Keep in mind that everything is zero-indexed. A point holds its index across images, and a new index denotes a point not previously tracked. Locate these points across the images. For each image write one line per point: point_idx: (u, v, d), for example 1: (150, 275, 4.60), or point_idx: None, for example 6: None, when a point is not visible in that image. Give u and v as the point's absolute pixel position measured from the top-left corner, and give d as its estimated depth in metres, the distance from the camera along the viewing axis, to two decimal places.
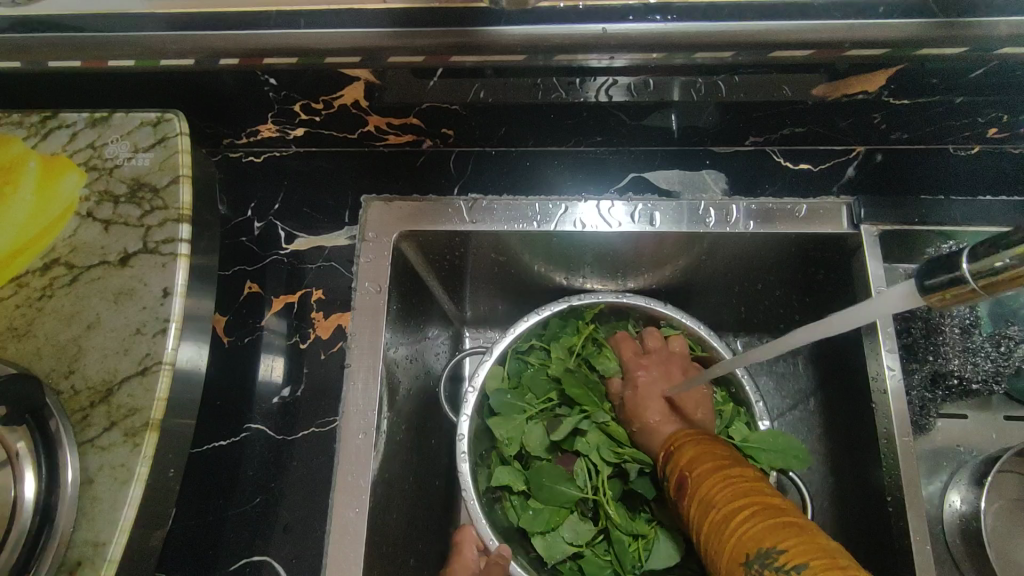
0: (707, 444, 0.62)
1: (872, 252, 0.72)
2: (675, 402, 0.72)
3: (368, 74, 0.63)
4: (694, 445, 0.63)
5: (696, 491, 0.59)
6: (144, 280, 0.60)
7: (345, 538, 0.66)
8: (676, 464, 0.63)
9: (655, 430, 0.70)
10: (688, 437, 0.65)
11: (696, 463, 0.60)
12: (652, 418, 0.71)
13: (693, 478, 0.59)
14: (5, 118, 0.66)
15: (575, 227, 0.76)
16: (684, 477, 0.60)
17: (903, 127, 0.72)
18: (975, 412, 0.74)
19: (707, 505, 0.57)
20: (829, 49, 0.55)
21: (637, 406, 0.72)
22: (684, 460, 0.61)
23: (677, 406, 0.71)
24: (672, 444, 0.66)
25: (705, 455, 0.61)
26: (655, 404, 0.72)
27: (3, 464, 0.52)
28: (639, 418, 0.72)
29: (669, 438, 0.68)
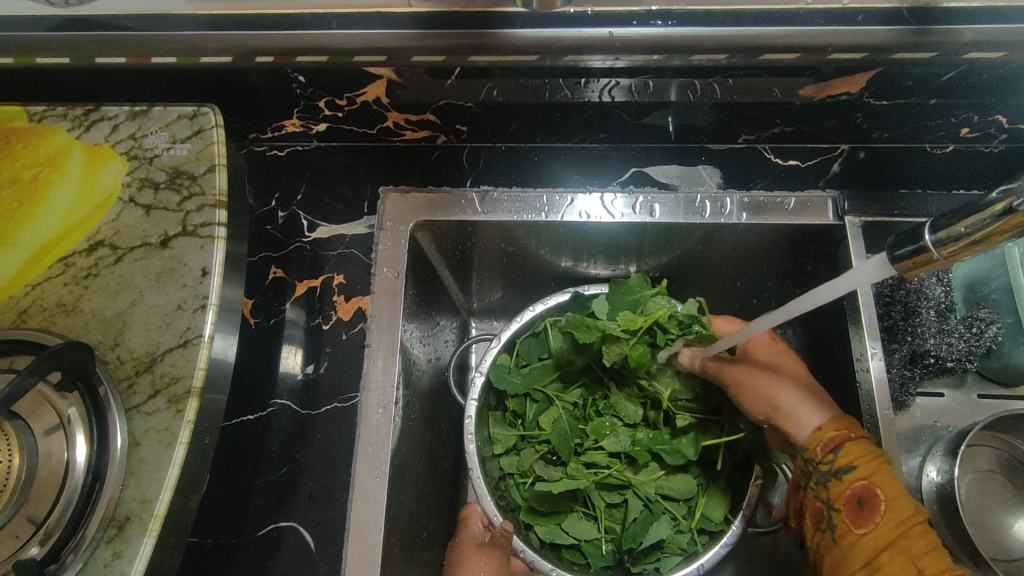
0: (874, 471, 0.60)
1: (855, 244, 0.78)
2: (807, 388, 0.67)
3: (389, 72, 0.68)
4: (870, 464, 0.60)
5: (884, 523, 0.58)
6: (183, 260, 0.64)
7: (366, 505, 0.70)
8: (846, 476, 0.61)
9: (797, 422, 0.65)
10: (848, 439, 0.62)
11: (890, 491, 0.59)
12: (789, 407, 0.66)
13: (888, 503, 0.59)
14: (51, 111, 0.71)
15: (580, 218, 0.82)
16: (870, 498, 0.59)
17: (884, 127, 0.78)
18: (951, 391, 0.79)
19: (891, 549, 0.57)
20: (814, 53, 0.61)
21: (760, 392, 0.68)
22: (873, 479, 0.60)
23: (807, 390, 0.67)
24: (824, 441, 0.63)
25: (883, 480, 0.60)
26: (788, 391, 0.66)
27: (58, 427, 0.58)
28: (766, 401, 0.67)
29: (810, 438, 0.64)
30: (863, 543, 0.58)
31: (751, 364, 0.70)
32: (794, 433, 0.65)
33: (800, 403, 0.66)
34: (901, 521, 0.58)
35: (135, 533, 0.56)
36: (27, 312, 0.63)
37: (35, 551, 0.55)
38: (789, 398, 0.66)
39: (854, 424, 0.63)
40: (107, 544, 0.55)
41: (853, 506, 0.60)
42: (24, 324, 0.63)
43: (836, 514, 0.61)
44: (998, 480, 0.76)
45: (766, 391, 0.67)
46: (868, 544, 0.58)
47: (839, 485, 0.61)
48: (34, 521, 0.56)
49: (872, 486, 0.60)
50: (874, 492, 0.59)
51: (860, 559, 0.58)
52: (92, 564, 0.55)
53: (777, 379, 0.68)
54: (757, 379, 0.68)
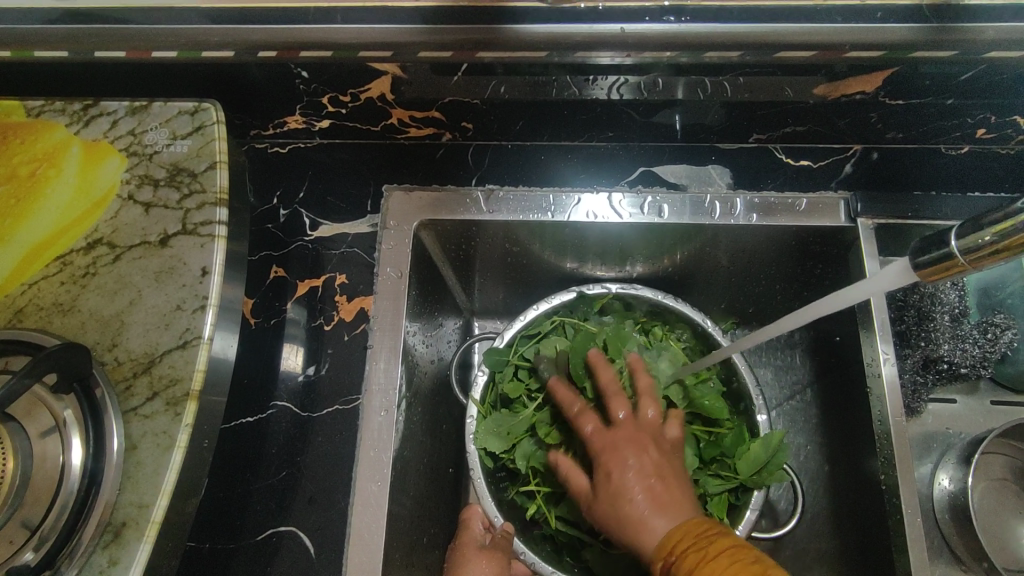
0: (722, 553, 0.55)
1: (868, 247, 0.76)
2: (660, 470, 0.62)
3: (394, 68, 0.66)
4: (699, 540, 0.57)
5: None
6: (183, 259, 0.63)
7: (368, 510, 0.69)
8: (678, 569, 0.56)
9: (643, 530, 0.59)
10: (688, 538, 0.57)
11: (707, 573, 0.54)
12: (637, 501, 0.60)
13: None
14: (49, 106, 0.69)
15: (587, 218, 0.80)
16: None
17: (898, 127, 0.77)
18: (964, 397, 0.78)
19: None
20: (830, 51, 0.59)
21: (611, 502, 0.62)
22: (695, 562, 0.55)
23: (664, 495, 0.61)
24: (668, 551, 0.57)
25: (709, 556, 0.55)
26: (638, 486, 0.60)
27: (54, 430, 0.57)
28: (617, 513, 0.61)
29: (664, 539, 0.58)
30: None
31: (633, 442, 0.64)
32: (642, 539, 0.59)
33: (641, 489, 0.60)
34: None
35: (131, 540, 0.54)
36: (22, 311, 0.62)
37: (29, 557, 0.53)
38: (638, 488, 0.61)
39: (693, 521, 0.59)
40: (102, 550, 0.54)
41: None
42: (19, 324, 0.61)
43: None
44: (1012, 488, 0.74)
45: (632, 487, 0.61)
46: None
47: None
48: (28, 526, 0.55)
49: (697, 572, 0.55)
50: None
51: None
52: (88, 570, 0.53)
53: (633, 463, 0.62)
54: (619, 460, 0.63)
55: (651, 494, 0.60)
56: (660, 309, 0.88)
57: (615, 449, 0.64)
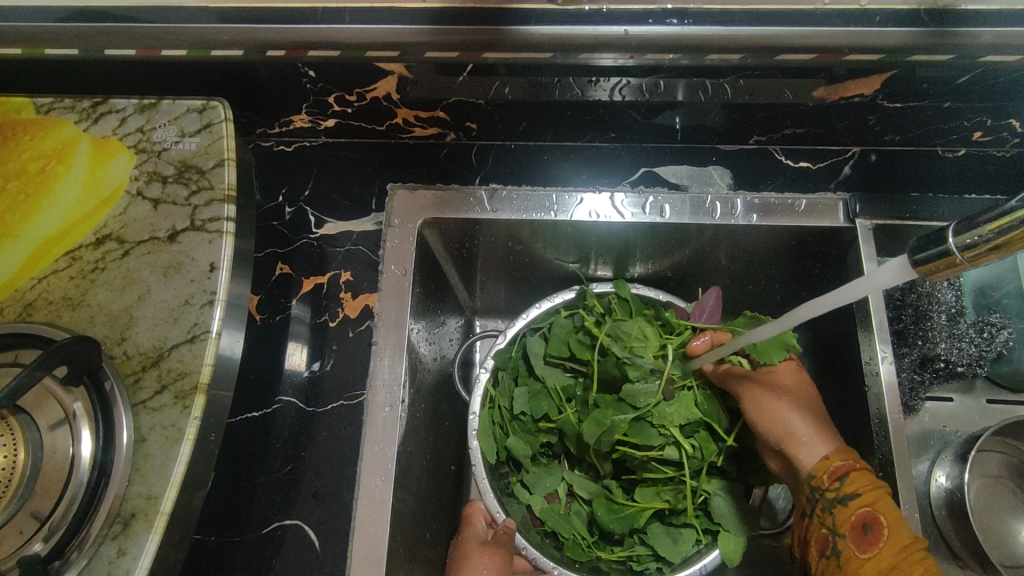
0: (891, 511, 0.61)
1: (867, 248, 0.77)
2: (816, 423, 0.68)
3: (401, 68, 0.67)
4: (872, 489, 0.62)
5: (891, 557, 0.58)
6: (191, 255, 0.64)
7: (372, 505, 0.70)
8: (849, 504, 0.62)
9: (805, 451, 0.66)
10: (852, 468, 0.63)
11: (891, 516, 0.60)
12: (800, 433, 0.67)
13: (890, 531, 0.59)
14: (58, 103, 0.70)
15: (590, 217, 0.81)
16: (873, 524, 0.60)
17: (896, 129, 0.78)
18: (960, 396, 0.79)
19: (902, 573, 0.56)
20: (830, 54, 0.60)
21: (771, 428, 0.69)
22: (874, 505, 0.61)
23: (822, 427, 0.68)
24: (829, 469, 0.64)
25: (884, 505, 0.61)
26: (803, 424, 0.67)
27: (63, 422, 0.58)
28: (771, 425, 0.69)
29: (822, 457, 0.65)
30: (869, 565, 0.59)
31: (771, 392, 0.70)
32: (799, 457, 0.67)
33: (798, 417, 0.68)
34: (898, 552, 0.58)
35: (140, 530, 0.55)
36: (32, 305, 0.63)
37: (37, 548, 0.54)
38: (796, 422, 0.67)
39: (857, 459, 0.65)
40: (112, 541, 0.55)
41: (858, 531, 0.61)
42: (29, 317, 0.62)
43: (844, 538, 0.61)
44: (1007, 485, 0.75)
45: (794, 425, 0.67)
46: (876, 569, 0.58)
47: (847, 518, 0.61)
48: (38, 516, 0.55)
49: (874, 513, 0.60)
50: (876, 518, 0.60)
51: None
52: (97, 560, 0.54)
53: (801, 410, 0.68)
54: (778, 407, 0.69)
55: (815, 426, 0.67)
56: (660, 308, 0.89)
57: (773, 403, 0.69)
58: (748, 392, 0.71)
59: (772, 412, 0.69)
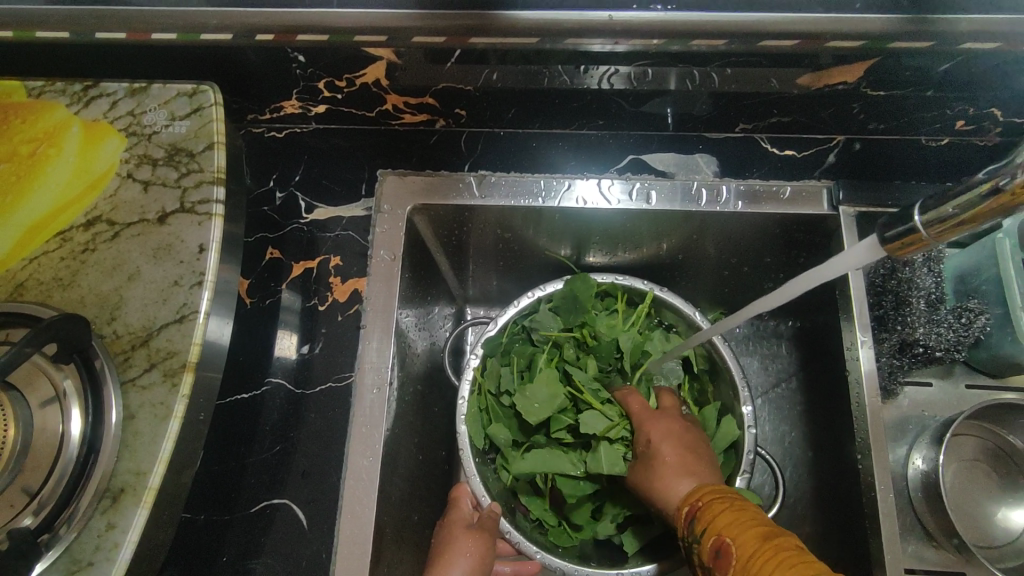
0: (739, 512, 0.59)
1: (849, 234, 0.78)
2: (695, 451, 0.70)
3: (389, 54, 0.68)
4: (722, 511, 0.60)
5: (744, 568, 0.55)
6: (180, 236, 0.65)
7: (360, 484, 0.71)
8: (703, 540, 0.60)
9: (674, 483, 0.67)
10: (709, 503, 0.62)
11: (727, 525, 0.58)
12: (671, 456, 0.69)
13: (736, 551, 0.57)
14: (50, 86, 0.71)
15: (577, 204, 0.82)
16: (724, 553, 0.58)
17: (879, 118, 0.79)
18: (940, 381, 0.80)
19: None
20: (812, 41, 0.61)
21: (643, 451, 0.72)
22: (718, 528, 0.59)
23: (688, 458, 0.69)
24: (690, 504, 0.64)
25: (735, 523, 0.58)
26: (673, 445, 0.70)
27: (54, 399, 0.59)
28: (660, 461, 0.69)
29: (684, 495, 0.66)
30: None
31: (663, 420, 0.74)
32: (666, 494, 0.67)
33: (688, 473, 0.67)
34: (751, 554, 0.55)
35: (128, 505, 0.56)
36: (23, 285, 0.63)
37: (29, 521, 0.55)
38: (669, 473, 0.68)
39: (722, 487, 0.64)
40: (101, 515, 0.56)
41: (717, 559, 0.59)
42: (20, 297, 0.63)
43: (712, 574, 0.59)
44: (984, 469, 0.76)
45: (663, 450, 0.70)
46: None
47: (705, 551, 0.60)
48: (28, 491, 0.56)
49: (722, 537, 0.58)
50: (724, 540, 0.58)
51: None
52: (86, 534, 0.55)
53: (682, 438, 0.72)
54: (658, 429, 0.72)
55: (677, 456, 0.69)
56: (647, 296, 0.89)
57: (657, 424, 0.73)
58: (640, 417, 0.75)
59: (655, 425, 0.73)
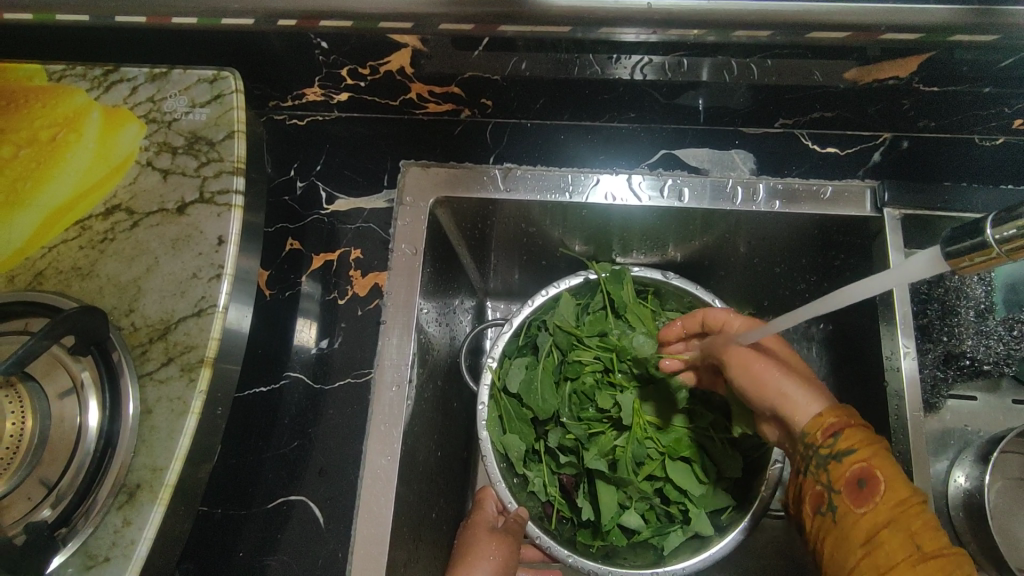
0: (879, 460, 0.54)
1: (893, 238, 0.74)
2: (784, 365, 0.63)
3: (415, 41, 0.65)
4: (870, 445, 0.55)
5: (894, 507, 0.52)
6: (200, 227, 0.63)
7: (377, 484, 0.69)
8: (842, 460, 0.55)
9: (796, 406, 0.60)
10: (851, 424, 0.56)
11: (883, 465, 0.54)
12: (782, 385, 0.61)
13: (888, 489, 0.53)
14: (70, 70, 0.69)
15: (606, 200, 0.79)
16: (870, 480, 0.54)
17: (931, 115, 0.75)
18: (984, 394, 0.76)
19: (898, 539, 0.50)
20: (866, 33, 0.57)
21: (743, 368, 0.64)
22: (866, 456, 0.54)
23: (803, 378, 0.62)
24: (822, 427, 0.57)
25: (889, 463, 0.54)
26: (786, 377, 0.61)
27: (71, 391, 0.58)
28: (752, 377, 0.63)
29: (814, 418, 0.58)
30: (865, 523, 0.52)
31: (750, 349, 0.65)
32: (791, 418, 0.60)
33: (797, 387, 0.60)
34: (901, 501, 0.51)
35: (145, 501, 0.55)
36: (42, 274, 0.63)
37: (47, 513, 0.55)
38: (768, 376, 0.62)
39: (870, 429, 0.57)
40: (117, 510, 0.55)
41: (853, 485, 0.54)
42: (39, 286, 0.62)
43: (835, 496, 0.55)
44: None
45: (760, 377, 0.62)
46: (874, 528, 0.52)
47: (840, 474, 0.55)
48: (45, 483, 0.56)
49: (872, 467, 0.54)
50: (874, 472, 0.54)
51: (859, 538, 0.52)
52: (102, 530, 0.54)
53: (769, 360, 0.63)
54: (756, 363, 0.63)
55: (796, 376, 0.61)
56: (662, 288, 0.87)
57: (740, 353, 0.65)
58: (731, 349, 0.66)
59: (746, 358, 0.64)
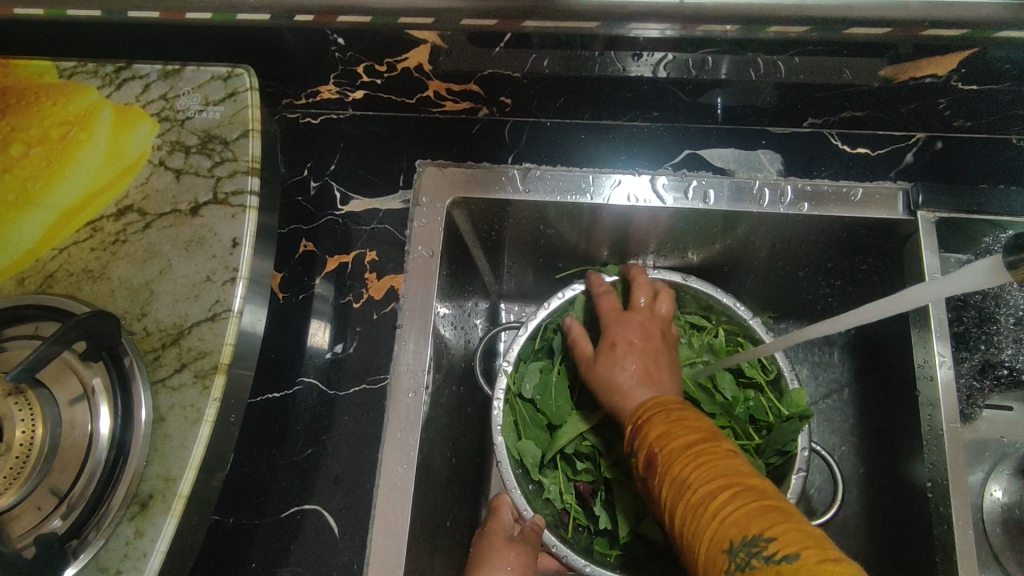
0: (698, 446, 0.58)
1: (927, 241, 0.72)
2: (647, 356, 0.72)
3: (433, 37, 0.63)
4: (666, 419, 0.63)
5: (666, 468, 0.59)
6: (213, 229, 0.61)
7: (393, 492, 0.68)
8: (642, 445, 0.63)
9: (627, 397, 0.69)
10: (659, 411, 0.64)
11: (668, 436, 0.61)
12: (622, 380, 0.70)
13: (666, 456, 0.59)
14: (81, 67, 0.68)
15: (628, 202, 0.77)
16: (654, 458, 0.61)
17: (967, 114, 0.72)
18: (1022, 405, 0.73)
19: (676, 484, 0.58)
20: (906, 28, 0.54)
21: (607, 371, 0.71)
22: (654, 437, 0.62)
23: (649, 376, 0.70)
24: (645, 408, 0.66)
25: (675, 432, 0.61)
26: (624, 367, 0.71)
27: (82, 398, 0.56)
28: (609, 382, 0.71)
29: (639, 407, 0.67)
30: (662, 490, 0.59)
31: (607, 352, 0.73)
32: (621, 407, 0.70)
33: (635, 382, 0.69)
34: (677, 454, 0.59)
35: (158, 513, 0.54)
36: (52, 276, 0.61)
37: (57, 524, 0.53)
38: (627, 372, 0.70)
39: (676, 404, 0.65)
40: (129, 522, 0.53)
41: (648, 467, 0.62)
42: (49, 289, 0.61)
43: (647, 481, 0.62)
44: None
45: (622, 376, 0.70)
46: (664, 489, 0.59)
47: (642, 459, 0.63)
48: (56, 493, 0.54)
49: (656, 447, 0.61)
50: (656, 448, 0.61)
51: (682, 497, 0.57)
52: (114, 541, 0.53)
53: (631, 367, 0.71)
54: (609, 358, 0.72)
55: (641, 371, 0.70)
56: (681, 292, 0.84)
57: (619, 341, 0.73)
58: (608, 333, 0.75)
59: (614, 347, 0.73)
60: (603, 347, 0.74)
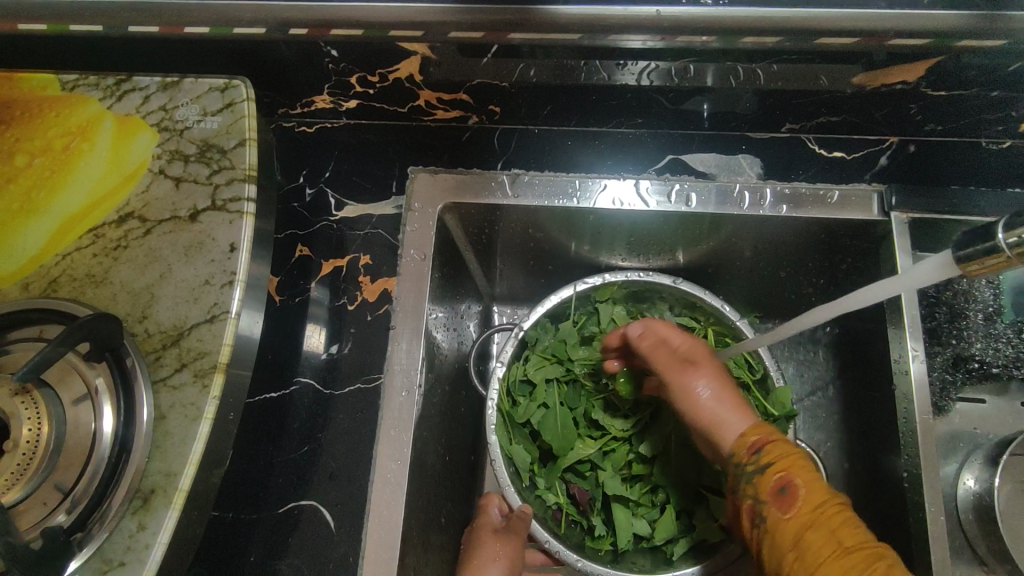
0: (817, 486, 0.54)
1: (902, 241, 0.74)
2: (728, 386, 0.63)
3: (423, 48, 0.66)
4: (792, 451, 0.56)
5: (806, 512, 0.53)
6: (212, 235, 0.64)
7: (387, 488, 0.70)
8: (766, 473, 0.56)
9: (722, 426, 0.60)
10: (772, 438, 0.57)
11: (802, 467, 0.55)
12: (706, 402, 0.61)
13: (806, 496, 0.54)
14: (83, 80, 0.70)
15: (613, 205, 0.79)
16: (790, 487, 0.55)
17: (938, 119, 0.75)
18: (993, 398, 0.76)
19: (811, 539, 0.52)
20: (873, 38, 0.57)
21: (694, 405, 0.62)
22: (789, 464, 0.55)
23: (724, 381, 0.63)
24: (744, 445, 0.58)
25: (800, 468, 0.55)
26: (709, 384, 0.62)
27: (85, 397, 0.58)
28: (696, 411, 0.61)
29: (738, 437, 0.59)
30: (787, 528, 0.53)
31: (677, 358, 0.65)
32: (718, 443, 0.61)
33: (715, 391, 0.62)
34: (814, 515, 0.53)
35: (160, 506, 0.56)
36: (57, 281, 0.63)
37: (61, 519, 0.55)
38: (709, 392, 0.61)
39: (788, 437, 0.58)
40: (132, 516, 0.55)
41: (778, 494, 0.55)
42: (53, 293, 0.63)
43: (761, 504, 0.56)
44: None
45: (712, 404, 0.61)
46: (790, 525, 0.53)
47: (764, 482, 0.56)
48: (60, 489, 0.56)
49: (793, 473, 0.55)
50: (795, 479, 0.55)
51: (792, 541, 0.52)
52: (117, 534, 0.55)
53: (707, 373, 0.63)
54: (681, 371, 0.64)
55: (714, 375, 0.63)
56: (666, 295, 0.87)
57: (661, 351, 0.67)
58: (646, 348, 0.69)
59: (668, 353, 0.66)
60: (661, 351, 0.67)
